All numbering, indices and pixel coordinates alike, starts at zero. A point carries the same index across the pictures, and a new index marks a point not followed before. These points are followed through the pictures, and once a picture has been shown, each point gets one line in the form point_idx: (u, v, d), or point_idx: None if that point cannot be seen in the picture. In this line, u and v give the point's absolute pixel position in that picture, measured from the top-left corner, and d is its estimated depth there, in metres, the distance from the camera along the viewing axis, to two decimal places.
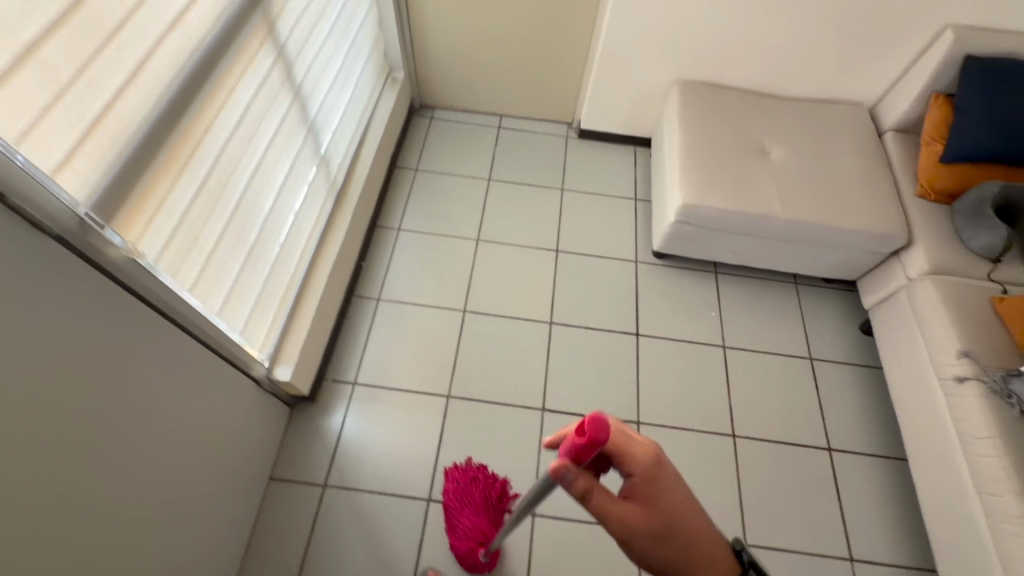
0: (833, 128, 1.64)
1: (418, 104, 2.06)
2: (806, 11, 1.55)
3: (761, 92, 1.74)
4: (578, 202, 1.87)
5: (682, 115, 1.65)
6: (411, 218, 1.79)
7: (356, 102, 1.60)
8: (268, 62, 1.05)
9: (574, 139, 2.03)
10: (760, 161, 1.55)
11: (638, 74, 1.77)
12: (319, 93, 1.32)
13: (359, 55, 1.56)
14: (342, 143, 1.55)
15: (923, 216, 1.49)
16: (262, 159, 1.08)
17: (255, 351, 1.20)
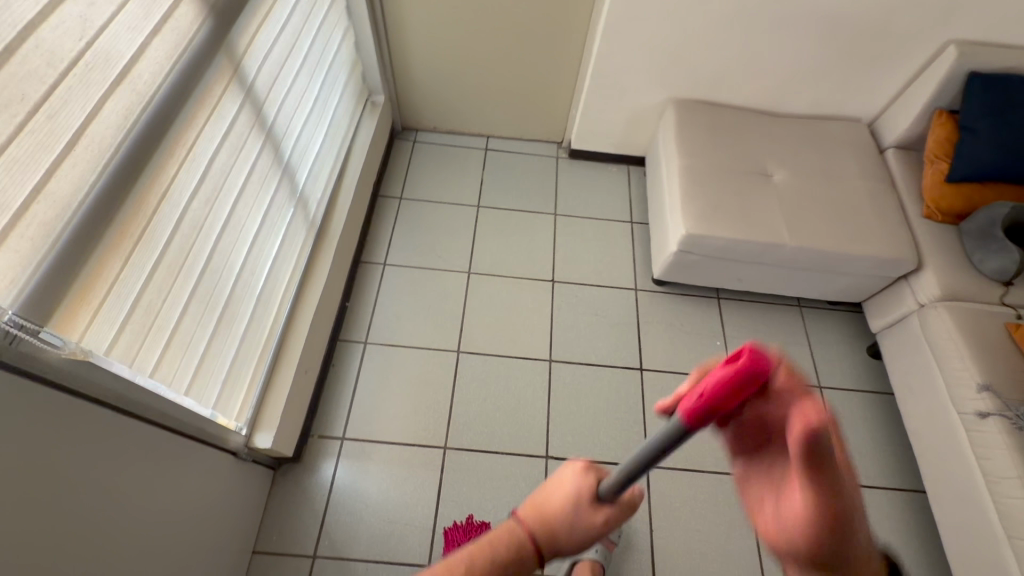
0: (833, 147, 1.59)
1: (400, 127, 1.95)
2: (804, 29, 1.48)
3: (757, 110, 1.67)
4: (572, 227, 1.79)
5: (679, 136, 1.58)
6: (397, 252, 1.69)
7: (335, 134, 1.50)
8: (234, 108, 0.95)
9: (565, 159, 1.95)
10: (762, 185, 1.49)
11: (632, 94, 1.69)
12: (294, 131, 1.21)
13: (336, 83, 1.45)
14: (322, 179, 1.45)
15: (930, 237, 1.44)
16: (232, 213, 0.98)
17: (230, 421, 1.09)
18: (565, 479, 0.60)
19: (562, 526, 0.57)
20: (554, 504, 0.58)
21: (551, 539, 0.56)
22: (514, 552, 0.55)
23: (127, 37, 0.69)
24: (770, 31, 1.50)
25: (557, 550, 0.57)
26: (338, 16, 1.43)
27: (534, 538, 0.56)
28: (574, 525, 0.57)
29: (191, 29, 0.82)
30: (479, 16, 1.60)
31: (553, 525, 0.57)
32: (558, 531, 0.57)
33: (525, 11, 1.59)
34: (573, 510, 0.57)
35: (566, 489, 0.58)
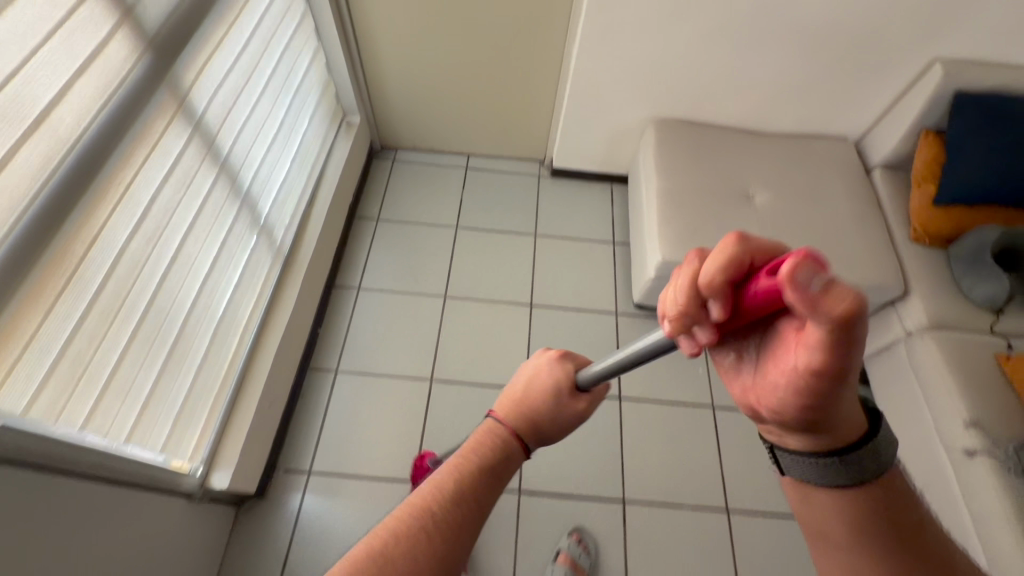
0: (818, 167, 1.55)
1: (379, 146, 1.92)
2: (784, 48, 1.44)
3: (740, 128, 1.63)
4: (552, 248, 1.75)
5: (658, 157, 1.54)
6: (372, 276, 1.65)
7: (305, 158, 1.47)
8: (179, 143, 0.91)
9: (547, 177, 1.91)
10: (742, 208, 1.44)
11: (612, 113, 1.65)
12: (255, 159, 1.18)
13: (305, 106, 1.43)
14: (290, 205, 1.43)
15: (918, 261, 1.39)
16: (180, 251, 0.95)
17: (183, 462, 1.05)
18: (535, 373, 0.70)
19: (546, 406, 0.66)
20: (534, 392, 0.67)
21: (539, 419, 0.65)
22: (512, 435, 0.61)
23: (43, 81, 0.66)
24: (750, 49, 1.45)
25: (546, 430, 0.66)
26: (307, 39, 1.40)
27: (522, 423, 0.64)
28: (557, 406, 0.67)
29: (125, 66, 0.79)
30: (453, 35, 1.57)
31: (537, 407, 0.66)
32: (543, 412, 0.66)
33: (500, 28, 1.56)
34: (552, 392, 0.67)
35: (540, 378, 0.69)
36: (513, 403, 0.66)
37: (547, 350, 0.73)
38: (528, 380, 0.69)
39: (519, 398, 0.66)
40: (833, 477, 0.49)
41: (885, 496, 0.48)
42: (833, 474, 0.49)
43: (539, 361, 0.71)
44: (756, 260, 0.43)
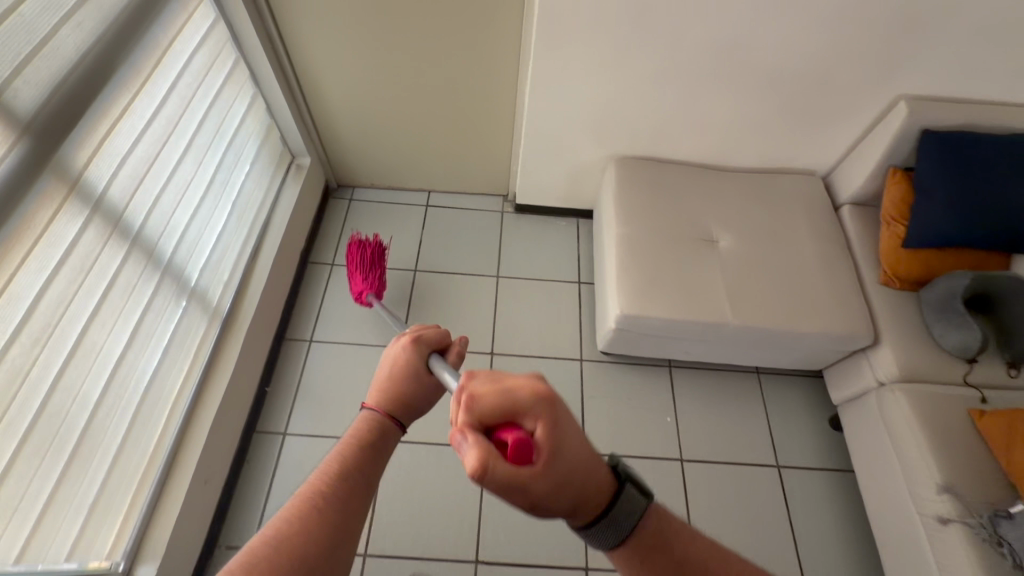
0: (785, 205, 1.49)
1: (335, 184, 1.85)
2: (744, 87, 1.38)
3: (704, 165, 1.57)
4: (515, 291, 1.69)
5: (619, 199, 1.47)
6: (325, 327, 1.58)
7: (246, 210, 1.39)
8: (74, 228, 0.84)
9: (510, 213, 1.84)
10: (706, 253, 1.38)
11: (571, 152, 1.58)
12: (178, 226, 1.11)
13: (242, 158, 1.35)
14: (229, 262, 1.35)
15: (889, 307, 1.33)
16: (79, 344, 0.87)
17: (99, 560, 0.97)
18: (395, 361, 0.80)
19: (411, 391, 0.78)
20: (400, 379, 0.78)
21: (406, 402, 0.77)
22: (382, 423, 0.73)
23: None
24: (710, 87, 1.39)
25: (414, 411, 0.79)
26: (240, 87, 1.32)
27: (388, 411, 0.75)
28: (422, 387, 0.79)
29: None
30: (401, 75, 1.50)
31: (406, 393, 0.78)
32: (410, 396, 0.78)
33: (450, 68, 1.48)
34: (411, 376, 0.79)
35: (403, 365, 0.79)
36: (377, 392, 0.76)
37: (400, 336, 0.81)
38: (391, 369, 0.80)
39: (385, 389, 0.77)
40: (593, 543, 0.61)
41: (639, 556, 0.59)
42: (597, 539, 0.60)
43: (397, 347, 0.81)
44: (486, 420, 0.59)
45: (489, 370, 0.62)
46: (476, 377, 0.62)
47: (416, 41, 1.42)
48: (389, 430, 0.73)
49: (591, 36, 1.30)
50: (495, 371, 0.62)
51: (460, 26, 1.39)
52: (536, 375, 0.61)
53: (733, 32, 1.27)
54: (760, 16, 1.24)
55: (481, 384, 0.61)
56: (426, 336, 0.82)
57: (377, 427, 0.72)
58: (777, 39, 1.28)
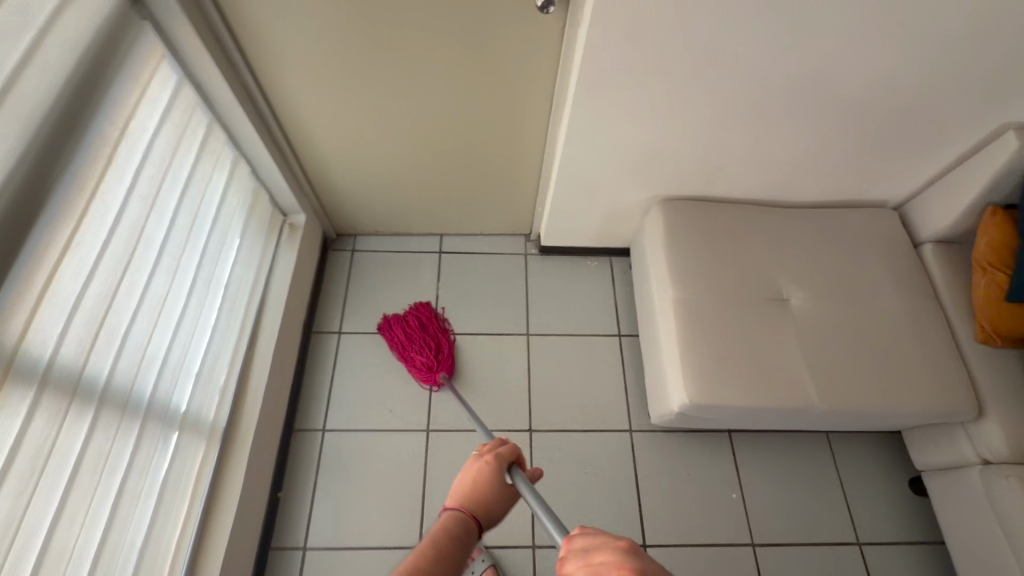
0: (859, 249, 1.29)
1: (334, 234, 1.62)
2: (820, 124, 1.16)
3: (763, 203, 1.36)
4: (549, 351, 1.50)
5: (670, 253, 1.27)
6: (339, 411, 1.38)
7: (238, 297, 1.17)
8: (17, 421, 0.63)
9: (535, 256, 1.64)
10: (778, 318, 1.20)
11: (610, 196, 1.37)
12: (159, 353, 0.89)
13: (228, 239, 1.12)
14: (225, 364, 1.14)
15: (991, 371, 1.16)
16: (40, 559, 0.67)
17: None
18: (478, 469, 0.94)
19: (492, 497, 0.91)
20: (480, 486, 0.92)
21: (485, 506, 0.91)
22: (465, 523, 0.87)
23: None
24: (777, 122, 1.16)
25: (493, 515, 0.92)
26: (219, 154, 1.07)
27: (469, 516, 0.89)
28: (500, 495, 0.92)
29: None
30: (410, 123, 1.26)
31: (485, 499, 0.91)
32: (488, 502, 0.91)
33: (466, 109, 1.25)
34: (489, 485, 0.92)
35: (483, 474, 0.93)
36: (461, 493, 0.92)
37: (480, 452, 0.96)
38: (473, 475, 0.93)
39: (469, 491, 0.92)
40: None
41: None
42: None
43: (480, 458, 0.95)
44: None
45: (579, 545, 0.70)
46: (568, 555, 0.70)
47: (425, 82, 1.17)
48: (470, 529, 0.87)
49: (639, 70, 1.07)
50: (583, 548, 0.69)
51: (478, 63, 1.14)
52: (619, 553, 0.66)
53: (814, 60, 1.04)
54: (849, 41, 1.01)
55: (574, 565, 0.69)
56: (506, 455, 0.95)
57: (461, 527, 0.86)
58: (865, 67, 1.05)
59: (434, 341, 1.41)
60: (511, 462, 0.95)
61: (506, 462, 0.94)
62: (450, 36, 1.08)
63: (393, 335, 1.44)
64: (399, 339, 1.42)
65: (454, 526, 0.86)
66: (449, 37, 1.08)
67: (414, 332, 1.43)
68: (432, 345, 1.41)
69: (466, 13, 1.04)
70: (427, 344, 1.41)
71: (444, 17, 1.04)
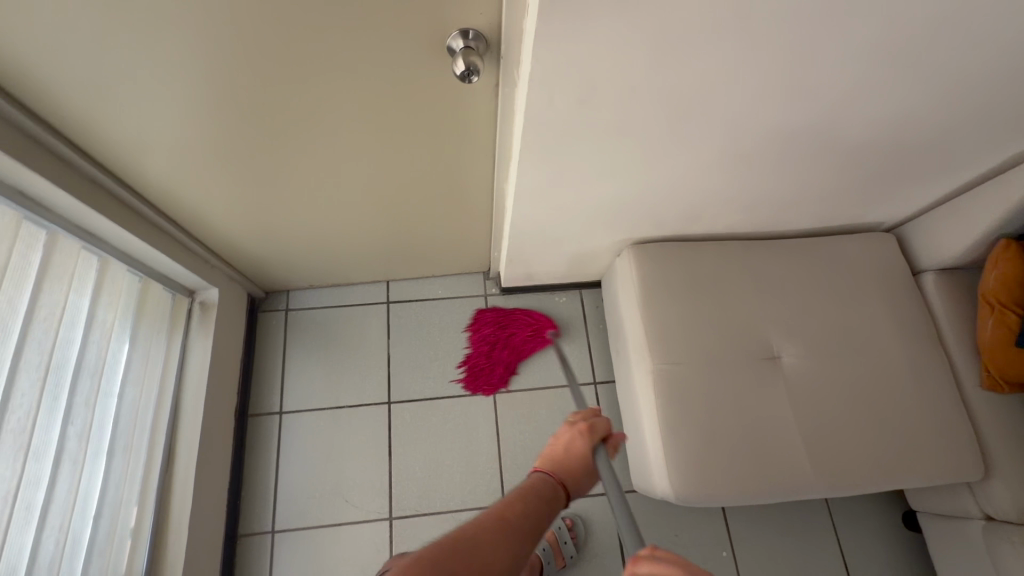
0: (854, 288, 1.16)
1: (262, 293, 1.41)
2: (816, 170, 0.97)
3: (747, 239, 1.20)
4: (520, 408, 1.35)
5: (647, 315, 1.12)
6: (289, 507, 1.23)
7: (139, 423, 0.98)
8: None
9: (496, 296, 1.46)
10: (768, 383, 1.07)
11: (575, 243, 1.18)
12: (20, 555, 0.72)
13: (110, 367, 0.90)
14: (133, 505, 0.96)
15: (997, 423, 1.07)
16: None
17: None
18: (564, 437, 0.75)
19: (579, 469, 0.72)
20: (568, 454, 0.73)
21: (572, 475, 0.71)
22: (551, 489, 0.68)
23: None
24: (770, 172, 0.96)
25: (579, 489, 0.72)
26: (77, 269, 0.84)
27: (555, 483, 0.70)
28: (588, 470, 0.73)
29: None
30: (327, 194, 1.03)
31: (569, 464, 0.72)
32: (574, 470, 0.72)
33: (392, 177, 0.99)
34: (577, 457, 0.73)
35: (571, 441, 0.74)
36: (547, 459, 0.73)
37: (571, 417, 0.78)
38: (560, 441, 0.75)
39: (550, 454, 0.73)
40: None
41: None
42: None
43: (571, 427, 0.76)
44: None
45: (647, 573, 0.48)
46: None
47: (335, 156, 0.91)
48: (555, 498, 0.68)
49: (599, 149, 0.83)
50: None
51: (399, 135, 0.86)
52: None
53: (824, 115, 0.82)
54: (864, 94, 0.78)
55: None
56: (599, 427, 0.76)
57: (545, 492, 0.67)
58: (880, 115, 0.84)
59: (517, 336, 1.39)
60: (604, 437, 0.76)
61: (598, 435, 0.75)
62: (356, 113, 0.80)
63: (477, 373, 1.37)
64: (489, 373, 1.37)
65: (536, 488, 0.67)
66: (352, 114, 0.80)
67: (495, 344, 1.39)
68: (518, 340, 1.39)
69: (368, 92, 0.76)
70: (515, 345, 1.39)
71: (339, 97, 0.76)
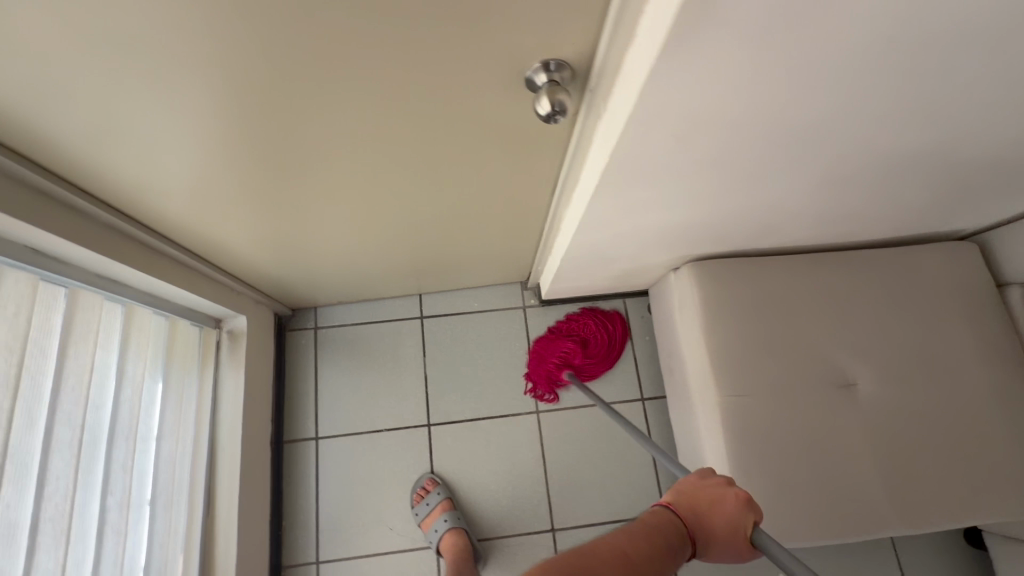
0: (933, 307, 1.07)
1: (289, 310, 1.33)
2: (913, 190, 0.86)
3: (815, 253, 1.10)
4: (565, 428, 1.29)
5: (709, 340, 1.04)
6: (331, 537, 1.20)
7: (177, 473, 0.92)
8: None
9: (535, 308, 1.37)
10: (841, 414, 1.00)
11: (629, 262, 1.08)
12: None
13: (142, 422, 0.84)
14: (178, 556, 0.92)
15: None
16: None
17: None
18: (711, 490, 0.58)
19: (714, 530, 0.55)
20: (707, 509, 0.56)
21: (704, 531, 0.55)
22: (674, 538, 0.53)
23: None
24: (861, 194, 0.85)
25: (706, 549, 0.55)
26: (101, 323, 0.76)
27: (681, 534, 0.54)
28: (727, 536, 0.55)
29: None
30: (364, 222, 0.93)
31: (702, 519, 0.56)
32: (706, 527, 0.55)
33: (437, 203, 0.89)
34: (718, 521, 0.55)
35: (713, 499, 0.57)
36: (681, 500, 0.57)
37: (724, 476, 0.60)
38: (703, 490, 0.58)
39: (684, 497, 0.57)
40: None
41: None
42: None
43: (720, 486, 0.58)
44: None
45: None
46: None
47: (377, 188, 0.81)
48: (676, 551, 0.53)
49: (684, 184, 0.72)
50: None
51: (451, 166, 0.76)
52: None
53: (945, 141, 0.70)
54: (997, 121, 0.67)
55: None
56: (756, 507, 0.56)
57: (665, 537, 0.53)
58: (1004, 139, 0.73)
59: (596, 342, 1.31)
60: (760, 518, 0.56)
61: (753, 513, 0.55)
62: (406, 147, 0.70)
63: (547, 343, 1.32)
64: (549, 350, 1.31)
65: (655, 529, 0.53)
66: (402, 148, 0.70)
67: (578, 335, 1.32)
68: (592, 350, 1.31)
69: (422, 127, 0.65)
70: (587, 350, 1.31)
71: (387, 131, 0.65)
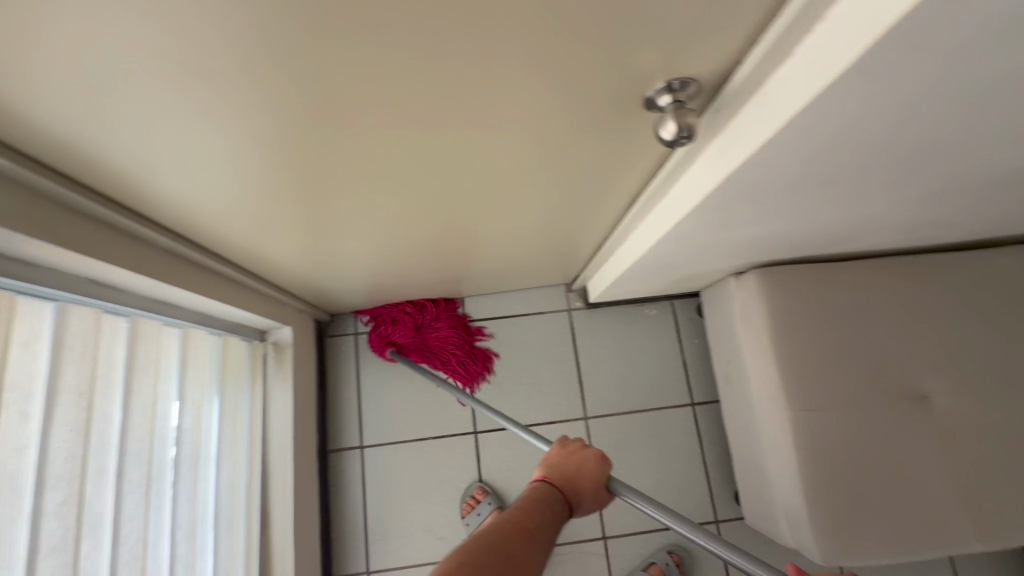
0: (1012, 313, 1.02)
1: (328, 316, 1.29)
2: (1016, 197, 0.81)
3: (887, 258, 1.05)
4: (614, 434, 1.27)
5: (777, 352, 1.00)
6: (381, 547, 1.18)
7: (235, 494, 0.90)
8: None
9: (580, 311, 1.33)
10: (916, 428, 0.97)
11: (693, 269, 1.04)
12: None
13: (203, 447, 0.81)
14: None
15: None
16: None
17: None
18: (574, 457, 0.68)
19: (584, 485, 0.66)
20: (574, 472, 0.66)
21: (578, 491, 0.65)
22: (558, 500, 0.62)
23: None
24: (961, 202, 0.80)
25: (582, 506, 0.65)
26: (161, 351, 0.73)
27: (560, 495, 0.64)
28: (595, 488, 0.66)
29: None
30: (423, 233, 0.88)
31: (574, 480, 0.66)
32: (579, 485, 0.65)
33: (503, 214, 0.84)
34: (585, 476, 0.66)
35: (579, 463, 0.67)
36: (551, 469, 0.66)
37: (578, 441, 0.71)
38: (570, 459, 0.68)
39: (556, 467, 0.66)
40: None
41: None
42: None
43: (579, 450, 0.69)
44: None
45: None
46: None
47: (446, 201, 0.76)
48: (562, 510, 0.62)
49: (783, 201, 0.67)
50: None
51: (530, 180, 0.71)
52: None
53: None
54: None
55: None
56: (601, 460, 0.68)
57: (550, 501, 0.61)
58: None
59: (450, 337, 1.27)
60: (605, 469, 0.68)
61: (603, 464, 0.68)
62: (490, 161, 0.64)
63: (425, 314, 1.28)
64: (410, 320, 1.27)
65: (540, 496, 0.61)
66: (485, 163, 0.65)
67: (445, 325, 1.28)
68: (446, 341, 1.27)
69: (516, 141, 0.60)
70: (443, 339, 1.27)
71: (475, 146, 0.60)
